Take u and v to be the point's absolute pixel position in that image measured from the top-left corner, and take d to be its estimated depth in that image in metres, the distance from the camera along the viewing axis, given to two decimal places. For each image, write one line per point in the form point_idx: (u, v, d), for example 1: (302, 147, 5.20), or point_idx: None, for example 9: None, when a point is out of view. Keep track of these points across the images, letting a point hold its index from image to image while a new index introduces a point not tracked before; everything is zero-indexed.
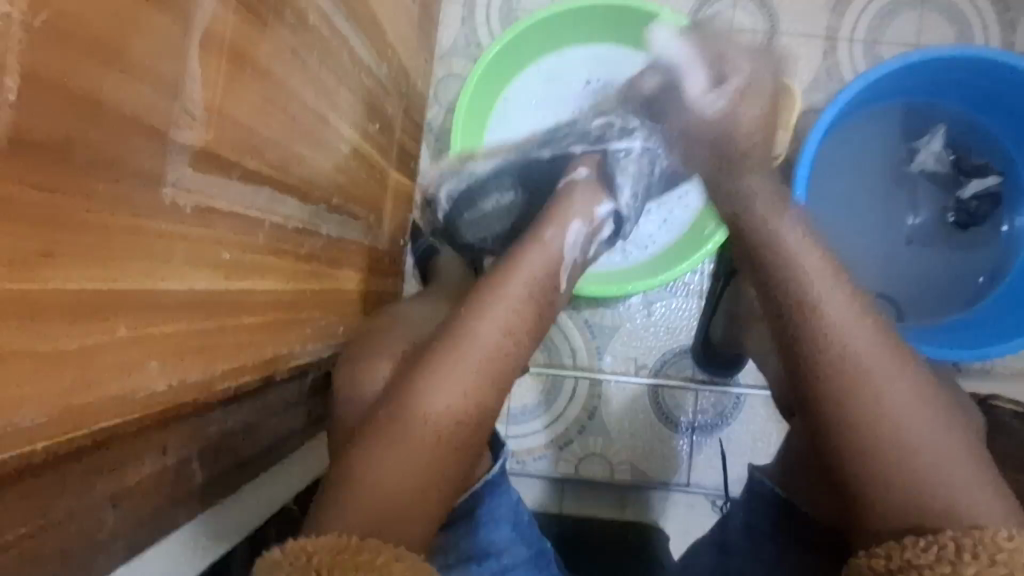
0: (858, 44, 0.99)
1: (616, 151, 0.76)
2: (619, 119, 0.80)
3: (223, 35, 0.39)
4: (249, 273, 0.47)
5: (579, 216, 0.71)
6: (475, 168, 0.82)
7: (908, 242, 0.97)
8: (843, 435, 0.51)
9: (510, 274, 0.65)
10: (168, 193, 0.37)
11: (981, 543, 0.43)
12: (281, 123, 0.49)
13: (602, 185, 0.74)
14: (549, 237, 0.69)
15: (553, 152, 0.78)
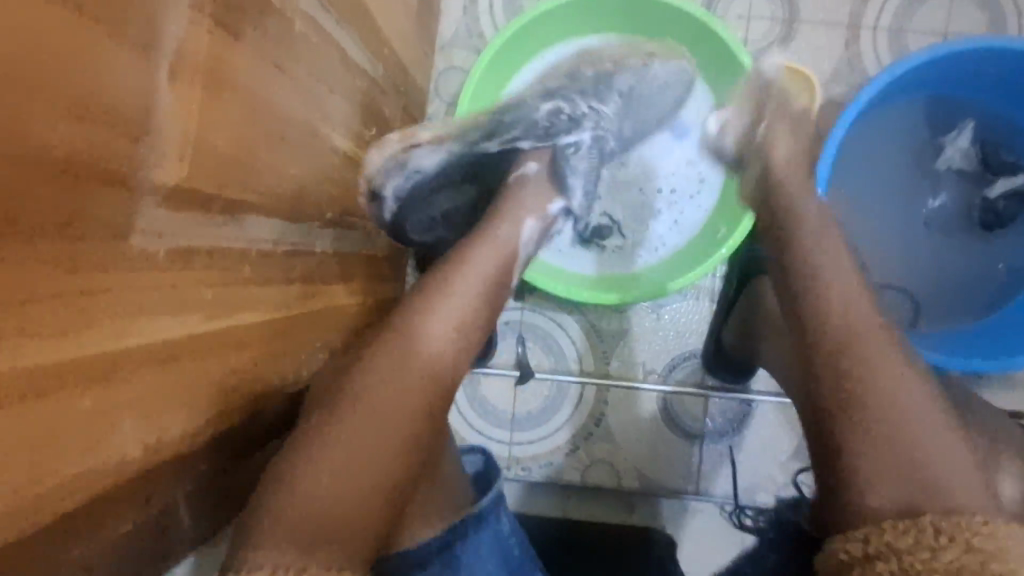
0: (881, 32, 0.93)
1: (567, 145, 0.73)
2: (567, 103, 0.74)
3: (198, 60, 0.35)
4: (236, 308, 0.44)
5: (529, 215, 0.68)
6: (422, 160, 0.69)
7: (928, 236, 0.93)
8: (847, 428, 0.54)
9: (459, 275, 0.61)
10: (140, 242, 0.34)
11: (957, 528, 0.47)
12: (265, 145, 0.45)
13: (550, 181, 0.71)
14: (505, 234, 0.66)
15: (500, 145, 0.71)
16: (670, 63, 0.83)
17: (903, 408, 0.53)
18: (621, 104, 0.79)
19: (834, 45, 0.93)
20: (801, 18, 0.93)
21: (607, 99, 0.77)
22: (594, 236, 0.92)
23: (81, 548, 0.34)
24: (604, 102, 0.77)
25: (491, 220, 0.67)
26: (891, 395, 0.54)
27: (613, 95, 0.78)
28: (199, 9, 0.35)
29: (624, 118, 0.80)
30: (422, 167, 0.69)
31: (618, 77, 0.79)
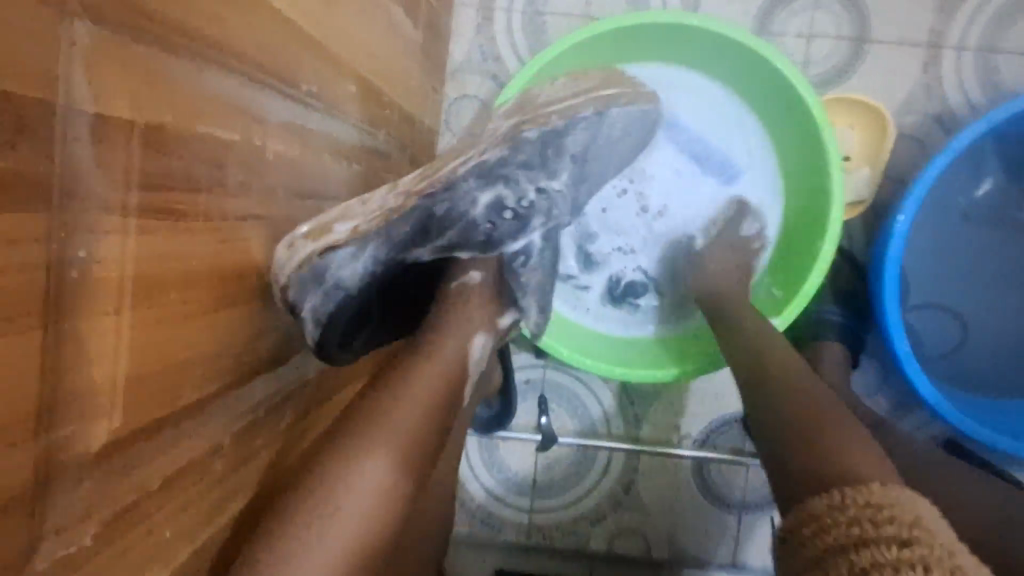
0: (967, 54, 0.79)
1: (516, 255, 0.51)
2: (512, 186, 0.46)
3: (124, 276, 0.26)
4: (212, 513, 0.36)
5: (479, 331, 0.49)
6: (342, 274, 0.44)
7: (1007, 305, 0.83)
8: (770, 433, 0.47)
9: (404, 389, 0.42)
10: (64, 536, 0.25)
11: (857, 492, 0.37)
12: (234, 306, 0.36)
13: (494, 294, 0.51)
14: (450, 352, 0.46)
15: (433, 253, 0.48)
16: (634, 101, 0.47)
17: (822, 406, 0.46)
18: (575, 181, 0.49)
19: (910, 70, 0.80)
20: (872, 37, 0.79)
21: (557, 171, 0.47)
22: (626, 294, 0.83)
23: None
24: (553, 178, 0.47)
25: (426, 334, 0.47)
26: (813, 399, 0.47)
27: (563, 165, 0.47)
28: (122, 205, 0.25)
29: (579, 188, 0.49)
30: (340, 282, 0.44)
31: (572, 135, 0.46)
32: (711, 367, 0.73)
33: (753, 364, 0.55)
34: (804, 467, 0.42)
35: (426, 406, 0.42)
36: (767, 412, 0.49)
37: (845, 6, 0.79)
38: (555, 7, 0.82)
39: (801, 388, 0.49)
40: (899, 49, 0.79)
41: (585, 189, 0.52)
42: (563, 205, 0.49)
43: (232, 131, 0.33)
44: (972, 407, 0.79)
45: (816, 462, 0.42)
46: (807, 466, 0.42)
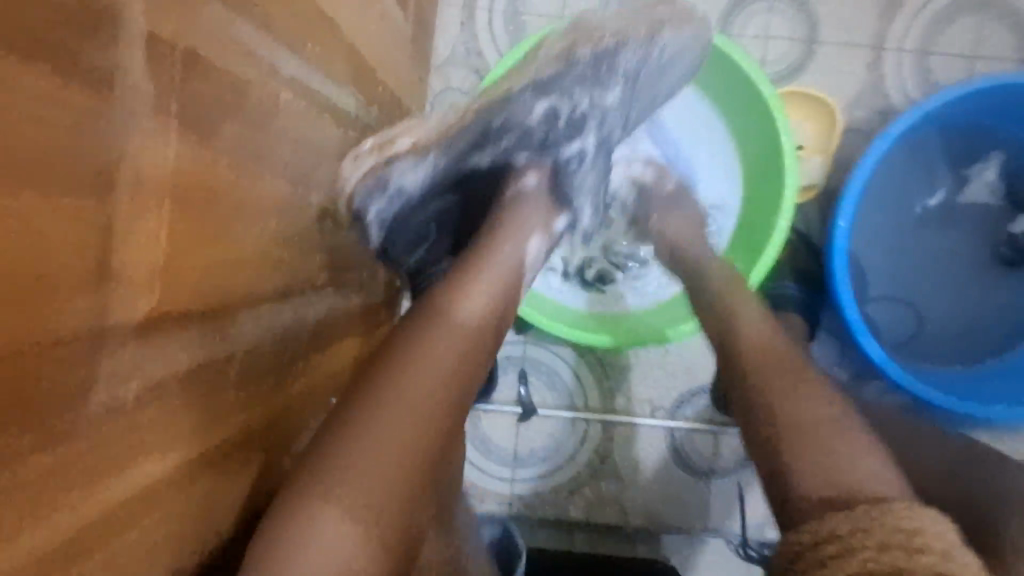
0: (907, 54, 0.87)
1: (568, 158, 0.60)
2: (568, 96, 0.56)
3: (160, 175, 0.31)
4: (222, 418, 0.40)
5: (535, 232, 0.57)
6: (404, 182, 0.55)
7: (951, 289, 0.88)
8: (770, 431, 0.49)
9: (455, 294, 0.50)
10: (101, 393, 0.29)
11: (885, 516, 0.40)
12: (245, 234, 0.41)
13: (549, 194, 0.60)
14: (509, 251, 0.55)
15: (490, 159, 0.57)
16: (682, 28, 0.59)
17: (826, 419, 0.48)
18: (625, 96, 0.60)
19: (857, 67, 0.87)
20: (822, 39, 0.87)
21: (609, 86, 0.58)
22: (596, 279, 0.90)
23: None
24: (606, 91, 0.58)
25: (479, 248, 0.55)
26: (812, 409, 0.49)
27: (615, 80, 0.58)
28: (161, 115, 0.30)
29: (626, 105, 0.62)
30: (404, 186, 0.56)
31: (622, 54, 0.57)
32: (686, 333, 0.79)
33: (737, 346, 0.56)
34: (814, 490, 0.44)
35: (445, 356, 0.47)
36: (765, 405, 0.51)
37: (796, 9, 0.87)
38: (533, 8, 0.89)
39: (802, 390, 0.50)
40: (846, 49, 0.87)
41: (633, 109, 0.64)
42: (612, 116, 0.61)
43: (250, 74, 0.38)
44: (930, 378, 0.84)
45: (826, 485, 0.44)
46: (821, 486, 0.44)
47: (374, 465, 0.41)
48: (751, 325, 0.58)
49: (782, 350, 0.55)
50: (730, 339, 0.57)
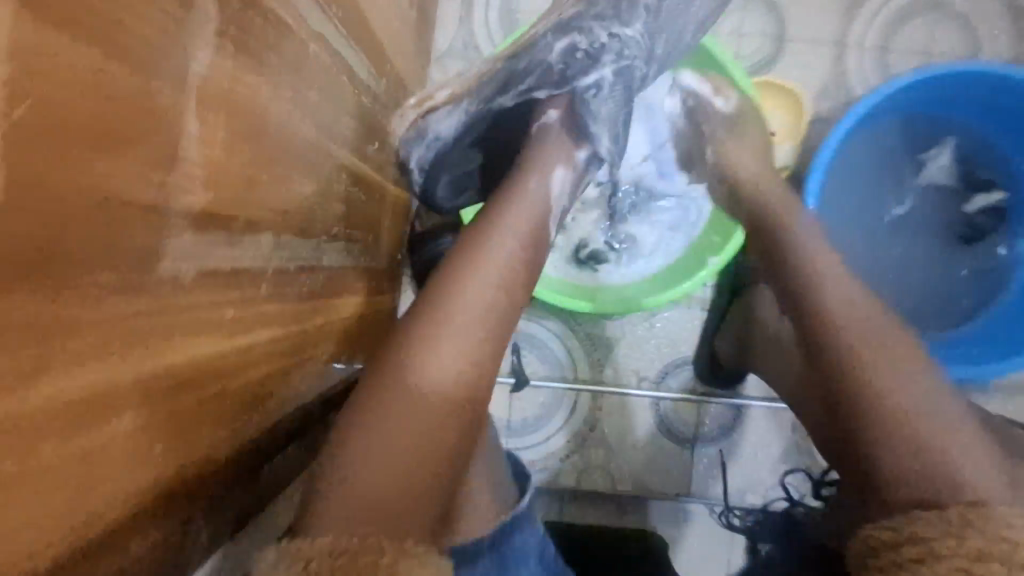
0: (867, 51, 0.95)
1: (585, 89, 0.65)
2: (585, 34, 0.64)
3: (218, 87, 0.36)
4: (254, 326, 0.45)
5: (558, 165, 0.65)
6: (439, 127, 0.68)
7: (916, 264, 0.95)
8: (859, 404, 0.55)
9: (494, 230, 0.59)
10: (169, 266, 0.34)
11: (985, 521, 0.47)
12: (278, 163, 0.46)
13: (568, 129, 0.66)
14: (535, 186, 0.63)
15: (515, 98, 0.66)
16: None
17: (925, 406, 0.53)
18: (647, 30, 0.67)
19: (822, 62, 0.95)
20: (790, 36, 0.95)
21: (628, 22, 0.66)
22: (590, 258, 0.95)
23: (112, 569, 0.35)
24: (624, 25, 0.66)
25: (496, 202, 0.62)
26: (907, 390, 0.54)
27: (637, 14, 0.66)
28: (223, 36, 0.36)
29: (650, 40, 0.68)
30: (440, 131, 0.68)
31: None
32: (673, 297, 0.85)
33: (819, 307, 0.60)
34: (903, 481, 0.52)
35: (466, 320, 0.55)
36: (860, 377, 0.55)
37: (766, 9, 0.95)
38: (525, 6, 0.96)
39: (897, 368, 0.55)
40: (811, 46, 0.95)
41: (660, 42, 0.69)
42: (636, 49, 0.67)
43: (288, 19, 0.43)
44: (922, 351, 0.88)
45: (909, 475, 0.51)
46: (910, 477, 0.51)
47: (393, 444, 0.51)
48: (834, 281, 0.61)
49: (868, 307, 0.59)
50: (813, 292, 0.61)
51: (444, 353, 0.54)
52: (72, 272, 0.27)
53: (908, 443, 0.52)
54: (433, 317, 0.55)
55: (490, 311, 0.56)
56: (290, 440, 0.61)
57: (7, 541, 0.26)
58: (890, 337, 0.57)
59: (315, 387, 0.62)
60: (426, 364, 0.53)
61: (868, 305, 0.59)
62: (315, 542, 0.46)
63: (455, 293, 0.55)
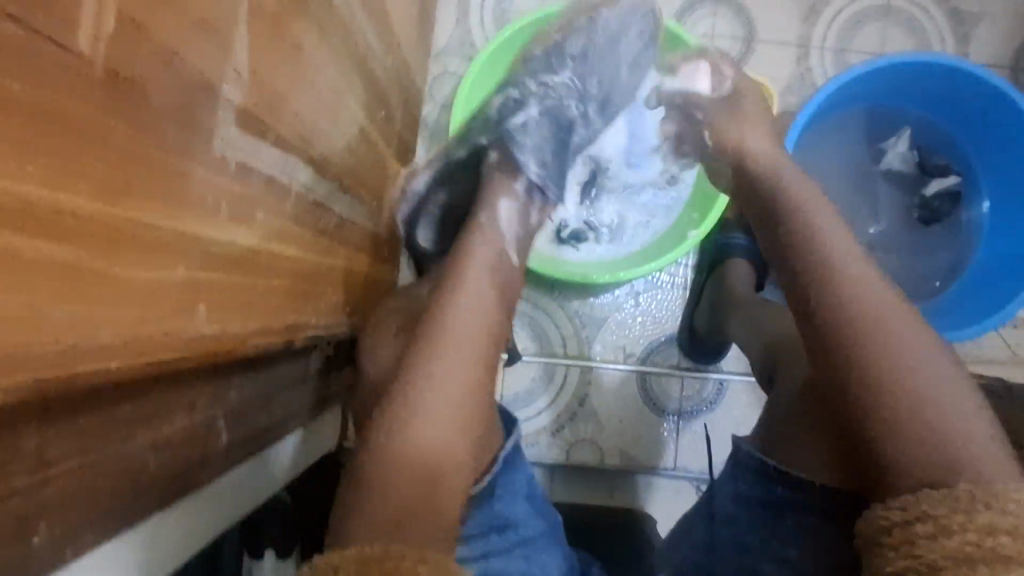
0: (828, 53, 1.05)
1: (515, 127, 0.70)
2: (516, 86, 0.71)
3: (265, 2, 0.41)
4: (278, 238, 0.49)
5: (502, 197, 0.70)
6: (417, 186, 0.78)
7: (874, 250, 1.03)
8: (864, 374, 0.53)
9: (466, 261, 0.66)
10: (218, 149, 0.38)
11: (993, 496, 0.46)
12: (305, 95, 0.51)
13: (507, 166, 0.71)
14: (485, 225, 0.69)
15: (466, 148, 0.73)
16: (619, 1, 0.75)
17: (947, 392, 0.51)
18: (576, 76, 0.72)
19: (788, 62, 1.04)
20: (758, 38, 1.04)
21: (559, 69, 0.72)
22: (571, 237, 1.00)
23: (141, 424, 0.39)
24: (556, 73, 0.71)
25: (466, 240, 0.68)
26: (921, 382, 0.51)
27: (566, 62, 0.72)
28: None
29: (587, 79, 0.73)
30: (416, 190, 0.78)
31: (570, 42, 0.72)
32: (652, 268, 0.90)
33: (825, 296, 0.56)
34: (920, 478, 0.49)
35: (460, 344, 0.62)
36: (872, 372, 0.52)
37: (735, 12, 1.04)
38: (517, 7, 1.04)
39: (913, 360, 0.52)
40: (778, 46, 1.04)
41: (592, 85, 0.74)
42: (565, 91, 0.71)
43: None
44: None
45: (925, 474, 0.49)
46: (927, 472, 0.49)
47: (410, 458, 0.56)
48: (846, 259, 0.58)
49: (878, 294, 0.56)
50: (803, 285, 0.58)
51: (441, 377, 0.60)
52: (154, 119, 0.31)
53: (924, 438, 0.50)
54: (425, 347, 0.61)
55: (481, 328, 0.64)
56: (296, 377, 0.64)
57: (87, 337, 0.28)
58: (901, 329, 0.54)
59: (326, 332, 0.66)
60: (424, 389, 0.59)
61: (868, 287, 0.56)
62: (344, 552, 0.47)
63: (442, 325, 0.62)
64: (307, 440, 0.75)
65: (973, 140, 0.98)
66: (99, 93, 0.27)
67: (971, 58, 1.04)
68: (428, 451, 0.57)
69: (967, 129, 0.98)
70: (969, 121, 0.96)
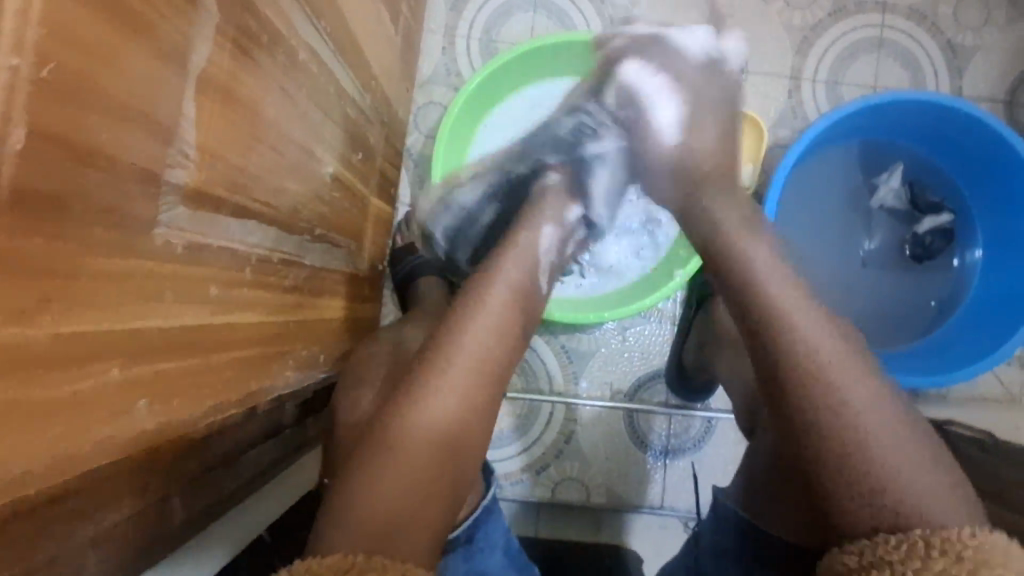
0: (820, 85, 1.03)
1: (591, 155, 0.77)
2: (590, 115, 0.77)
3: (217, 78, 0.39)
4: (237, 308, 0.47)
5: (548, 221, 0.72)
6: (462, 198, 0.84)
7: (867, 268, 1.02)
8: (819, 439, 0.54)
9: (493, 278, 0.65)
10: (161, 233, 0.37)
11: (948, 542, 0.46)
12: (266, 158, 0.49)
13: (568, 189, 0.76)
14: (525, 242, 0.69)
15: (528, 168, 0.79)
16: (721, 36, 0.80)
17: (896, 449, 0.52)
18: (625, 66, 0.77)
19: (779, 94, 1.02)
20: (749, 69, 1.02)
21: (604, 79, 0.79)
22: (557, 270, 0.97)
23: (85, 525, 0.36)
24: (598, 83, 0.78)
25: (497, 261, 0.67)
26: (870, 441, 0.53)
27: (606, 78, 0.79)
28: (223, 34, 0.39)
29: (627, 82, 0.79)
30: (462, 201, 0.83)
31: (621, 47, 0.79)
32: (635, 309, 0.89)
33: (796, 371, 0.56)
34: (868, 509, 0.51)
35: (477, 353, 0.61)
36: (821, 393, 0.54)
37: None
38: (504, 36, 1.02)
39: (852, 384, 0.55)
40: (769, 78, 1.02)
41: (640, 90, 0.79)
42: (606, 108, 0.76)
43: (281, 24, 0.47)
44: (883, 362, 0.93)
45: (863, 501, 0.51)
46: (877, 505, 0.50)
47: (403, 476, 0.55)
48: (802, 318, 0.58)
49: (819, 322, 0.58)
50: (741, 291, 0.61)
51: (443, 399, 0.58)
52: (72, 226, 0.29)
53: (895, 487, 0.51)
54: (439, 357, 0.59)
55: (498, 342, 0.62)
56: (268, 432, 0.63)
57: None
58: (836, 352, 0.56)
59: (298, 387, 0.65)
60: (421, 406, 0.57)
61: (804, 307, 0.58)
62: (324, 560, 0.46)
63: (457, 339, 0.60)
64: (290, 479, 0.74)
65: (965, 175, 0.97)
66: (8, 211, 0.25)
67: (965, 93, 1.03)
68: (421, 468, 0.56)
69: (960, 167, 0.96)
70: (961, 159, 0.95)
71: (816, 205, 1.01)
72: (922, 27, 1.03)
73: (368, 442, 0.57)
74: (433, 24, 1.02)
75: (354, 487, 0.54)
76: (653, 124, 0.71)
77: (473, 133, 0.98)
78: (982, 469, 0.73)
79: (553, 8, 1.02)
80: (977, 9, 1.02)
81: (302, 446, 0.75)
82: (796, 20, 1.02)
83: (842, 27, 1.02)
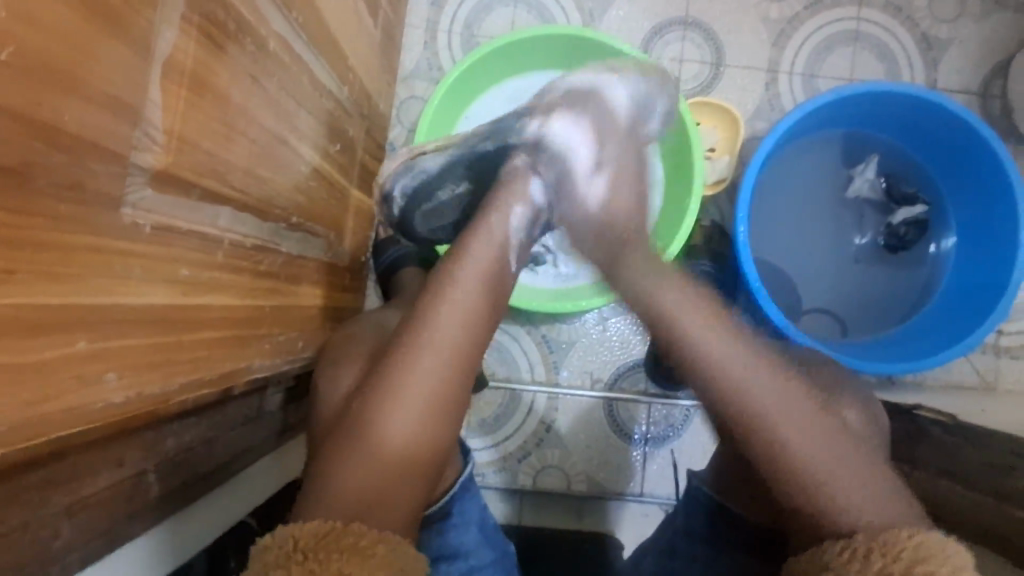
0: (797, 78, 1.04)
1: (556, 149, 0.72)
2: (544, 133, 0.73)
3: (184, 65, 0.41)
4: (209, 289, 0.49)
5: (518, 202, 0.69)
6: (427, 163, 0.77)
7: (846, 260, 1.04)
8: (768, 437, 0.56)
9: (462, 268, 0.64)
10: (128, 213, 0.38)
11: (890, 545, 0.48)
12: (239, 146, 0.50)
13: (535, 168, 0.72)
14: (494, 225, 0.67)
15: (495, 144, 0.74)
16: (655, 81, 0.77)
17: (838, 449, 0.55)
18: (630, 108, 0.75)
19: (756, 86, 1.04)
20: (727, 62, 1.04)
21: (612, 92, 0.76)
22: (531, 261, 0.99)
23: (59, 494, 0.38)
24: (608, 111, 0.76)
25: (466, 241, 0.66)
26: (817, 445, 0.55)
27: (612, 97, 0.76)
28: (189, 21, 0.40)
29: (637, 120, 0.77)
30: (427, 169, 0.77)
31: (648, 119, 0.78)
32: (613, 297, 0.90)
33: (736, 383, 0.58)
34: (813, 507, 0.53)
35: (455, 341, 0.61)
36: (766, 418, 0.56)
37: (705, 38, 1.04)
38: (486, 30, 1.03)
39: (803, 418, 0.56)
40: (746, 71, 1.04)
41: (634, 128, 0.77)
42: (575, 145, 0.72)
43: (251, 13, 0.48)
44: (857, 350, 0.95)
45: (815, 496, 0.53)
46: (826, 503, 0.53)
47: (373, 464, 0.56)
48: (731, 353, 0.59)
49: (740, 349, 0.59)
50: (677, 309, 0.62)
51: (411, 402, 0.58)
52: (35, 199, 0.30)
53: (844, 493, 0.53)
54: (408, 343, 0.60)
55: (466, 322, 0.62)
56: (249, 415, 0.65)
57: None
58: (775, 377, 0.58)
59: (278, 371, 0.67)
60: (390, 408, 0.57)
61: (735, 343, 0.60)
62: (305, 525, 0.50)
63: (423, 326, 0.60)
64: (273, 463, 0.75)
65: (937, 164, 0.99)
66: None
67: (939, 85, 1.04)
68: (391, 455, 0.57)
69: (932, 155, 0.98)
70: (933, 147, 0.97)
71: (793, 195, 1.03)
72: (897, 21, 1.04)
73: (343, 432, 0.58)
74: (415, 18, 1.03)
75: (325, 478, 0.55)
76: (580, 181, 0.72)
77: (455, 126, 1.00)
78: (949, 452, 0.75)
79: (533, 2, 1.03)
80: (952, 3, 1.04)
81: (286, 430, 0.77)
82: (772, 14, 1.04)
83: (818, 21, 1.04)
